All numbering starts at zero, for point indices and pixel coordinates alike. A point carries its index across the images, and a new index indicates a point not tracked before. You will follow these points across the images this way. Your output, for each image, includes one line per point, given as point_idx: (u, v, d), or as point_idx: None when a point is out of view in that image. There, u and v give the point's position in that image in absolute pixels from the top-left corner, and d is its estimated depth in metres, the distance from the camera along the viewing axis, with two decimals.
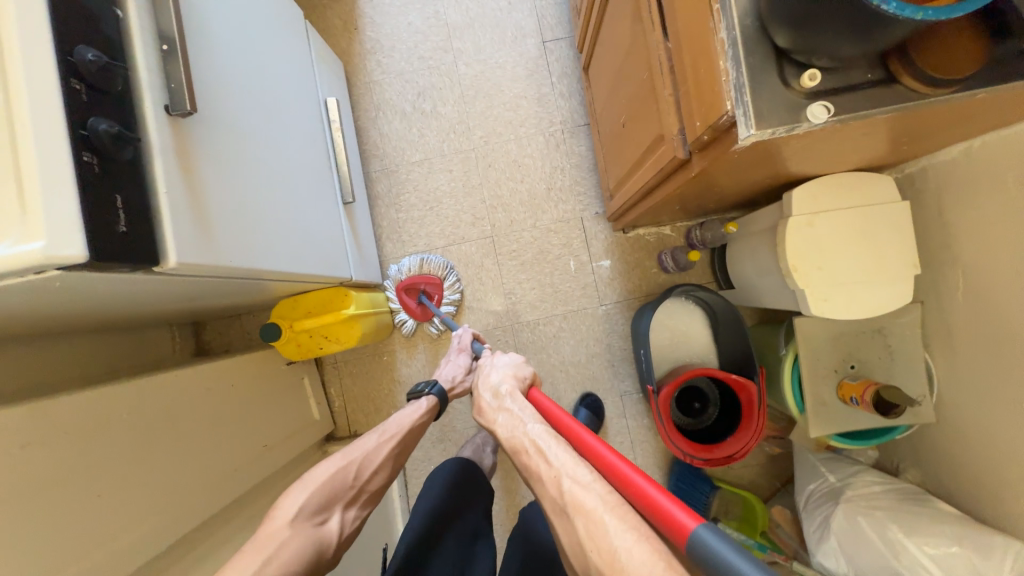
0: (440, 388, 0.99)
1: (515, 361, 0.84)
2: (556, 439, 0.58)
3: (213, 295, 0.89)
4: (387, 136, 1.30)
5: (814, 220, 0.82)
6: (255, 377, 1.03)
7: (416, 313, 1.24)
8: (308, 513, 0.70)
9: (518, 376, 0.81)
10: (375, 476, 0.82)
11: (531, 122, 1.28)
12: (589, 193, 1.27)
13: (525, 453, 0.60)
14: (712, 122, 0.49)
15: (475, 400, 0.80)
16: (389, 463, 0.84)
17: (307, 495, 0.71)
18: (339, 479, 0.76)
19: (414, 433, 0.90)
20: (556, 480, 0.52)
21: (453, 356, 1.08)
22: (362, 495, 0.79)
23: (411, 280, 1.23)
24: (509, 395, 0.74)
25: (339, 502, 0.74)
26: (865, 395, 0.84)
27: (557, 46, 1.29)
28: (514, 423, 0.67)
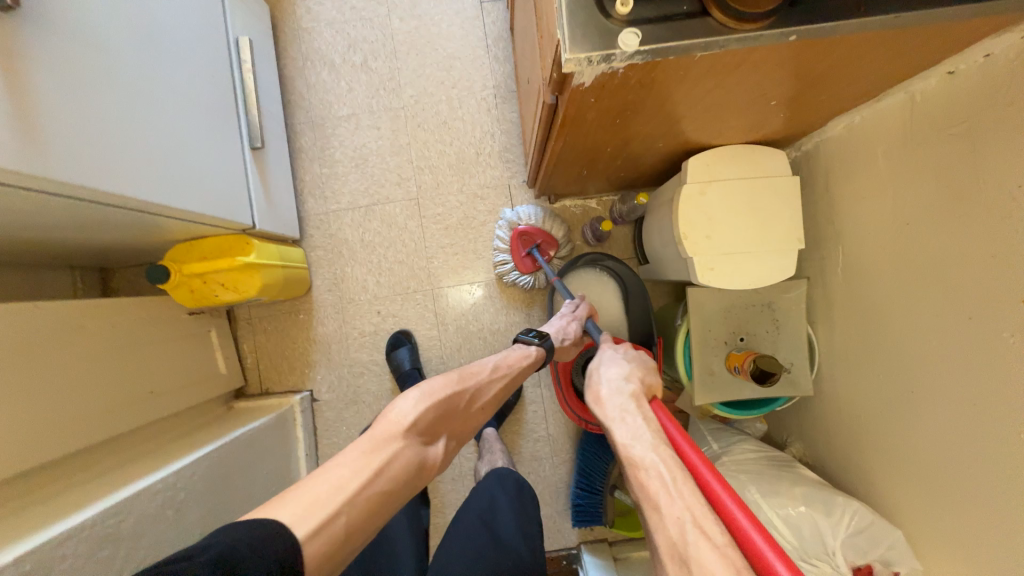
0: (551, 343, 0.90)
1: (644, 363, 0.73)
2: (683, 472, 0.49)
3: (91, 230, 0.84)
4: (314, 87, 1.26)
5: (706, 189, 0.84)
6: (146, 322, 0.99)
7: (523, 262, 1.16)
8: (422, 428, 0.66)
9: (640, 376, 0.69)
10: (482, 409, 0.77)
11: (464, 84, 1.25)
12: (518, 161, 1.26)
13: (641, 475, 0.51)
14: (553, 52, 0.48)
15: (592, 389, 0.69)
16: (494, 401, 0.80)
17: (426, 406, 0.67)
18: (453, 401, 0.72)
19: (520, 377, 0.85)
20: (682, 528, 0.44)
21: (568, 314, 0.97)
22: (463, 428, 0.74)
23: (532, 230, 1.14)
24: (634, 400, 0.63)
25: (447, 426, 0.71)
26: (745, 364, 0.86)
27: (494, 7, 1.26)
28: (638, 432, 0.57)
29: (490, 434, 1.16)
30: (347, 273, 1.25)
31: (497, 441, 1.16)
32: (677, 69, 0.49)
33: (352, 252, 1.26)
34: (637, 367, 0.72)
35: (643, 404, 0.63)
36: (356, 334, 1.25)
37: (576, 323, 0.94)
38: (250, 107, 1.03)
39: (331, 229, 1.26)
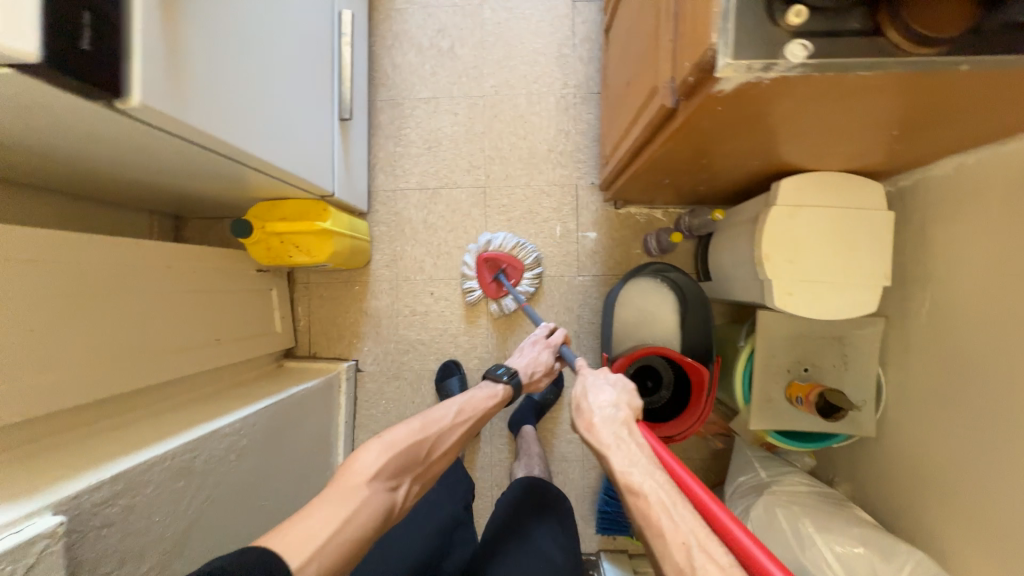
0: (518, 381, 0.95)
1: (627, 385, 0.74)
2: (679, 496, 0.55)
3: (189, 179, 0.88)
4: (399, 67, 1.28)
5: (796, 212, 0.83)
6: (221, 273, 1.03)
7: (489, 287, 1.22)
8: (385, 476, 0.70)
9: (625, 401, 0.71)
10: (442, 455, 0.81)
11: (545, 80, 1.27)
12: (589, 162, 1.26)
13: (643, 505, 0.57)
14: (697, 57, 0.49)
15: (580, 415, 0.72)
16: (454, 445, 0.84)
17: (385, 458, 0.70)
18: (414, 451, 0.75)
19: (481, 421, 0.89)
20: (688, 553, 0.50)
21: (538, 343, 1.02)
22: (426, 473, 0.78)
23: (496, 255, 1.21)
24: (625, 427, 0.67)
25: (409, 474, 0.74)
26: (810, 396, 0.84)
27: (587, 7, 1.27)
28: (634, 463, 0.61)
29: (528, 432, 1.18)
30: (406, 252, 1.28)
31: (533, 439, 1.16)
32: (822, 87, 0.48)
33: (414, 232, 1.28)
34: (618, 390, 0.73)
35: (633, 430, 0.66)
36: (407, 312, 1.27)
37: (549, 352, 1.01)
38: (343, 78, 1.06)
39: (397, 207, 1.28)
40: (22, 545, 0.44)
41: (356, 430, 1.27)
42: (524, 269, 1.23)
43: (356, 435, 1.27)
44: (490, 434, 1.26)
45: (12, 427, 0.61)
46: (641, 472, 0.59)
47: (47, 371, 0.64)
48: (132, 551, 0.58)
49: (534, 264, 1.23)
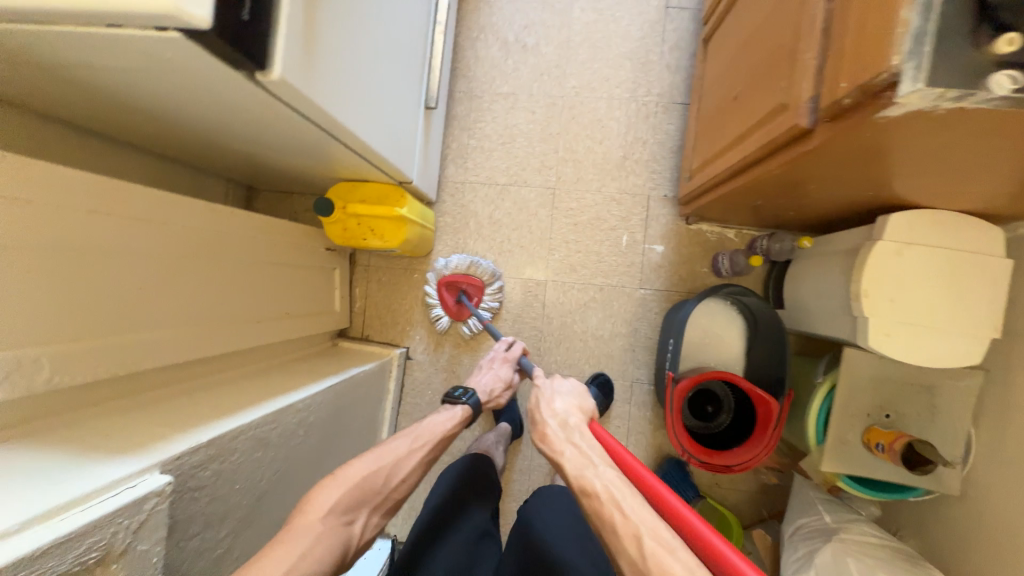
0: (476, 400, 0.93)
1: (577, 391, 0.82)
2: (628, 489, 0.62)
3: (284, 154, 0.89)
4: (482, 60, 1.28)
5: (903, 250, 0.78)
6: (298, 248, 1.05)
7: (452, 310, 1.23)
8: (338, 511, 0.65)
9: (578, 410, 0.78)
10: (403, 483, 0.75)
11: (629, 86, 1.25)
12: (664, 173, 1.23)
13: (596, 499, 0.62)
14: (863, 79, 0.47)
15: (537, 424, 0.77)
16: (416, 473, 0.77)
17: (334, 492, 0.66)
18: (370, 483, 0.70)
19: (443, 446, 0.84)
20: (638, 542, 0.55)
21: (495, 363, 1.01)
22: (387, 504, 0.73)
23: (454, 278, 1.21)
24: (578, 432, 0.73)
25: (366, 506, 0.69)
26: (895, 443, 0.80)
27: (679, 15, 1.24)
28: (586, 464, 0.67)
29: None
30: (468, 245, 1.27)
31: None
32: (1002, 123, 0.45)
33: (478, 226, 1.27)
34: (568, 399, 0.80)
35: (586, 435, 0.73)
36: None
37: (510, 367, 1.00)
38: (434, 67, 1.06)
39: (464, 199, 1.28)
40: (137, 501, 0.45)
41: (400, 417, 1.27)
42: (485, 287, 1.23)
43: (399, 422, 1.27)
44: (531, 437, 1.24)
45: (121, 379, 0.63)
46: (594, 470, 0.66)
47: (152, 328, 0.66)
48: (216, 516, 0.60)
49: (492, 279, 1.23)
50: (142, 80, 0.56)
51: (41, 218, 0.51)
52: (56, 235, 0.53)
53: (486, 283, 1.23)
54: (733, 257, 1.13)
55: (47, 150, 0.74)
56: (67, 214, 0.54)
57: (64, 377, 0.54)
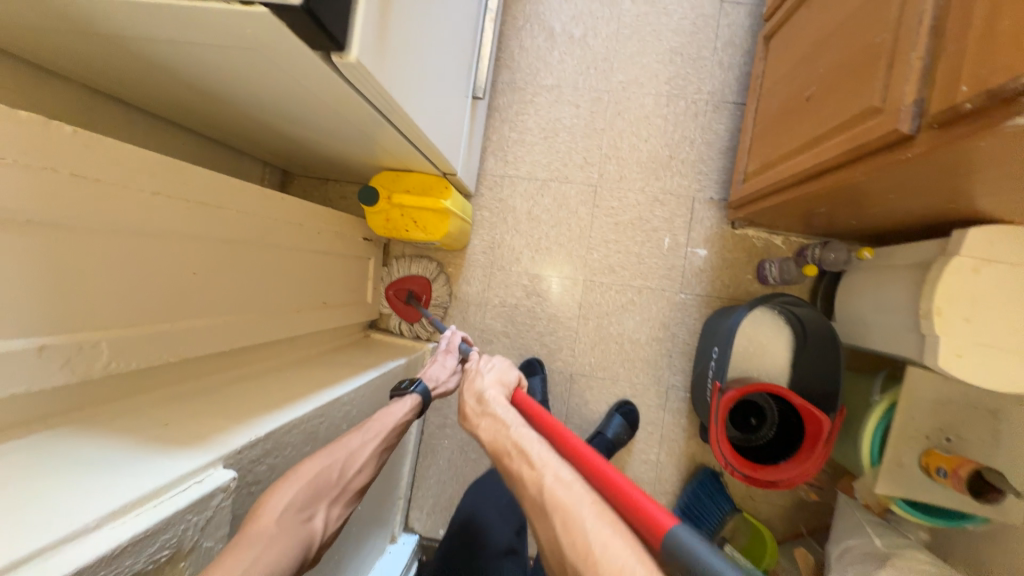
0: (426, 388, 0.79)
1: (501, 362, 0.78)
2: (534, 437, 0.59)
3: (334, 140, 0.87)
4: (526, 51, 1.25)
5: (982, 267, 0.74)
6: (340, 237, 1.03)
7: (405, 313, 1.23)
8: (297, 508, 0.54)
9: (500, 378, 0.74)
10: (359, 474, 0.64)
11: (679, 83, 1.20)
12: (710, 175, 1.19)
13: (508, 456, 0.59)
14: (993, 85, 0.45)
15: (459, 404, 0.72)
16: (374, 463, 0.66)
17: (281, 489, 0.54)
18: (323, 476, 0.58)
19: (396, 437, 0.72)
20: (538, 483, 0.53)
21: (438, 357, 0.89)
22: (346, 495, 0.61)
23: (400, 281, 1.23)
24: (495, 397, 0.68)
25: (325, 500, 0.58)
26: (961, 470, 0.77)
27: (735, 11, 1.19)
28: (498, 426, 0.63)
29: None
30: (505, 241, 1.25)
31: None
32: None
33: (516, 222, 1.24)
34: (491, 370, 0.75)
35: (502, 399, 0.68)
36: (496, 301, 1.25)
37: (455, 357, 0.89)
38: (482, 56, 1.03)
39: (503, 194, 1.25)
40: (204, 498, 0.43)
41: (428, 412, 1.26)
42: (430, 283, 1.22)
43: (427, 416, 1.26)
44: None
45: (177, 365, 0.61)
46: (506, 428, 0.62)
47: (206, 316, 0.64)
48: None
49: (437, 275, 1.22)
50: (213, 57, 0.54)
51: (109, 199, 0.49)
52: (122, 216, 0.51)
53: (430, 279, 1.22)
54: (782, 265, 1.08)
55: (102, 126, 0.73)
56: (133, 195, 0.52)
57: (124, 364, 0.52)
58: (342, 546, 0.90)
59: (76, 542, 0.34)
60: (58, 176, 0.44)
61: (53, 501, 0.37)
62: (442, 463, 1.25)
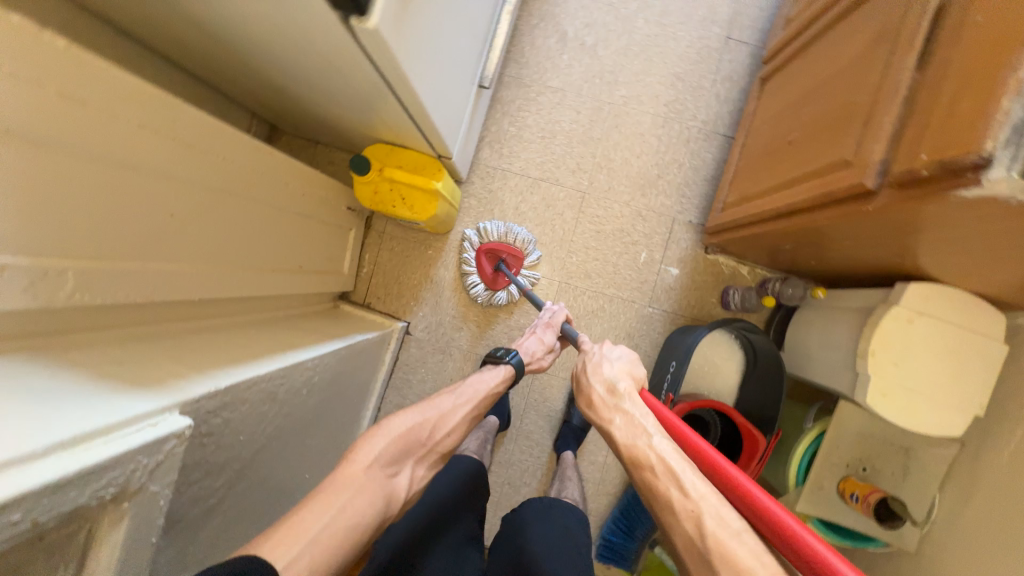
0: (520, 361, 0.90)
1: (630, 357, 0.79)
2: (686, 463, 0.57)
3: (333, 104, 0.85)
4: (537, 49, 1.26)
5: (915, 319, 0.82)
6: (324, 202, 1.01)
7: (489, 279, 1.21)
8: (383, 463, 0.65)
9: (631, 376, 0.75)
10: (447, 438, 0.76)
11: (677, 106, 1.26)
12: (692, 199, 1.25)
13: (650, 472, 0.58)
14: (948, 156, 0.51)
15: (585, 393, 0.74)
16: (461, 426, 0.78)
17: (381, 444, 0.66)
18: (414, 435, 0.70)
19: (486, 403, 0.84)
20: (697, 523, 0.51)
21: (539, 329, 0.97)
22: (429, 456, 0.73)
23: (493, 246, 1.20)
24: (632, 400, 0.69)
25: (410, 458, 0.69)
26: (870, 496, 0.85)
27: (738, 47, 1.25)
28: (637, 431, 0.64)
29: (569, 457, 1.12)
30: None
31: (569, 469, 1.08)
32: None
33: (503, 215, 1.26)
34: (621, 364, 0.77)
35: (640, 404, 0.68)
36: None
37: (554, 332, 0.97)
38: (494, 46, 1.04)
39: (493, 185, 1.26)
40: (158, 442, 0.42)
41: (387, 390, 1.26)
42: (523, 257, 1.22)
43: (387, 394, 1.26)
44: (517, 432, 1.24)
45: (142, 309, 0.59)
46: (648, 437, 0.62)
47: (176, 261, 0.62)
48: (219, 464, 0.58)
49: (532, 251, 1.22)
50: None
51: (89, 122, 0.47)
52: (102, 143, 0.49)
53: (524, 252, 1.22)
54: (746, 293, 1.16)
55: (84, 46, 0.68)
56: (116, 123, 0.50)
57: (84, 296, 0.50)
58: None
59: (9, 469, 0.33)
60: (42, 89, 0.42)
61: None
62: None
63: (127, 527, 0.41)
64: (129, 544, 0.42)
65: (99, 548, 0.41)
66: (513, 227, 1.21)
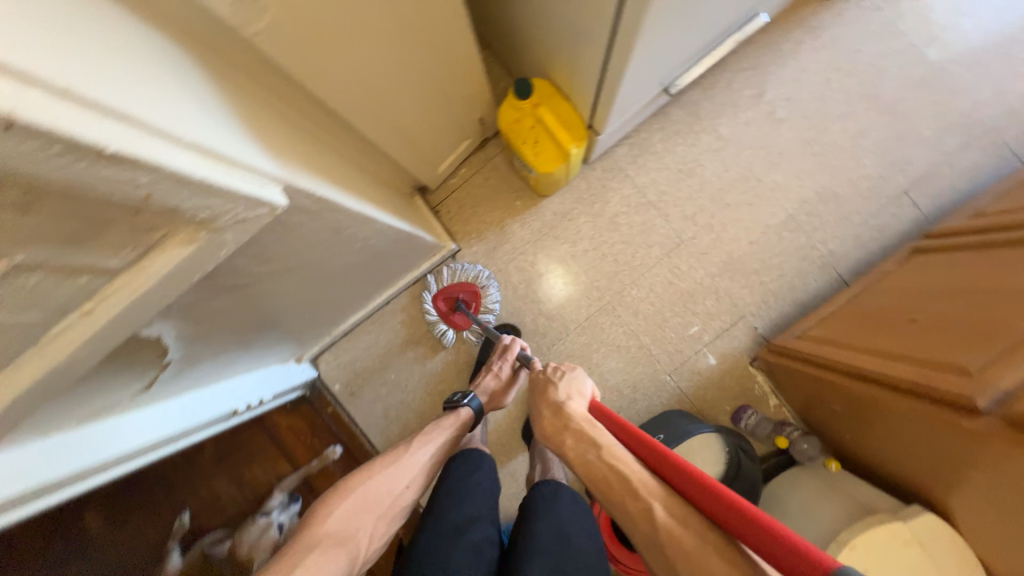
0: (479, 403, 0.94)
1: (570, 375, 0.82)
2: (635, 467, 0.60)
3: (539, 20, 0.84)
4: (729, 92, 1.23)
5: (908, 543, 0.78)
6: (468, 101, 1.01)
7: (453, 321, 1.22)
8: (343, 521, 0.69)
9: (575, 392, 0.78)
10: (406, 496, 0.78)
11: (816, 222, 1.20)
12: (772, 310, 1.21)
13: (603, 481, 0.61)
14: None
15: (537, 420, 0.77)
16: (419, 484, 0.81)
17: (341, 507, 0.71)
18: (370, 496, 0.74)
19: (446, 451, 0.87)
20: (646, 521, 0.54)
21: (494, 364, 0.99)
22: (394, 512, 0.76)
23: (447, 288, 1.21)
24: (578, 416, 0.72)
25: (372, 514, 0.73)
26: None
27: (909, 207, 1.19)
28: (588, 448, 0.66)
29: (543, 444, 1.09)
30: (578, 219, 1.25)
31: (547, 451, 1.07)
32: None
33: (599, 212, 1.24)
34: (567, 381, 0.80)
35: (584, 417, 0.71)
36: (528, 259, 1.25)
37: (510, 363, 0.98)
38: (701, 62, 1.01)
39: (609, 182, 1.24)
40: (258, 201, 0.44)
41: (405, 292, 1.28)
42: (480, 293, 1.21)
43: (402, 295, 1.28)
44: None
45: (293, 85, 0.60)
46: (597, 453, 0.64)
47: (345, 65, 0.63)
48: (273, 254, 0.59)
49: (487, 283, 1.21)
50: None
51: None
52: None
53: (480, 287, 1.21)
54: (761, 420, 1.16)
55: None
56: None
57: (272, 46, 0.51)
58: (269, 331, 0.91)
59: (159, 139, 0.34)
60: None
61: (160, 98, 0.36)
62: (383, 339, 1.28)
63: (193, 253, 0.42)
64: (184, 268, 0.43)
65: (160, 253, 0.41)
66: (465, 266, 1.22)
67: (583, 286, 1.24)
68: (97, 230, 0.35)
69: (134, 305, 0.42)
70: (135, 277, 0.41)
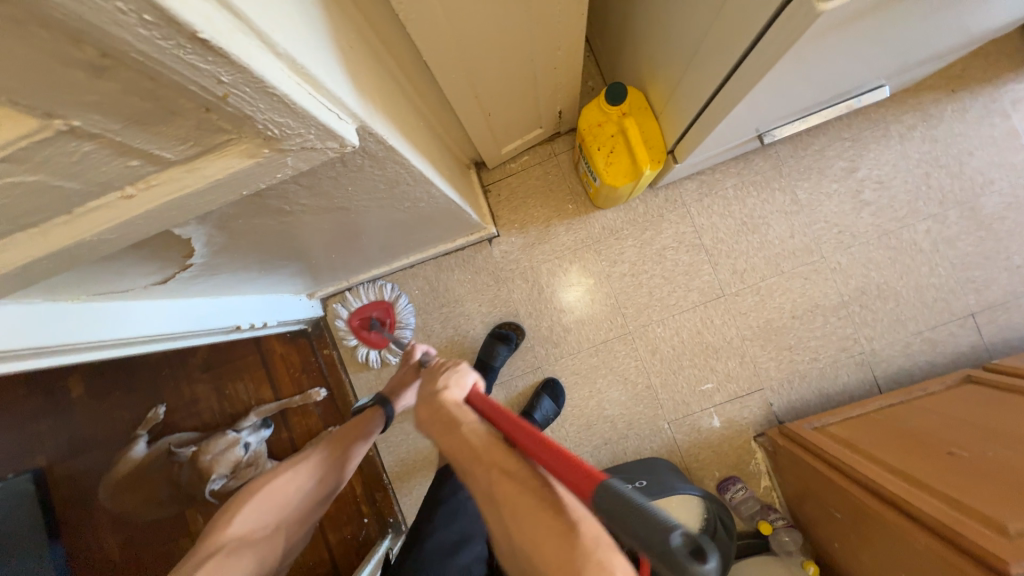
0: (382, 402, 0.90)
1: (454, 368, 0.68)
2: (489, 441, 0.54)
3: (655, 29, 0.79)
4: (820, 157, 1.16)
5: None
6: (556, 90, 0.97)
7: (370, 339, 1.21)
8: (252, 524, 0.73)
9: (454, 380, 0.65)
10: (316, 493, 0.80)
11: (869, 317, 1.14)
12: (793, 392, 1.15)
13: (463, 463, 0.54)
14: None
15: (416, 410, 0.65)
16: (330, 481, 0.82)
17: (245, 510, 0.74)
18: (279, 497, 0.77)
19: (360, 442, 0.85)
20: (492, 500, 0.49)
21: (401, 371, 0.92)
22: (303, 511, 0.78)
23: (362, 308, 1.21)
24: (450, 407, 0.60)
25: (280, 515, 0.76)
26: None
27: (972, 331, 1.11)
28: (451, 431, 0.57)
29: None
30: (625, 241, 1.20)
31: None
32: None
33: (648, 241, 1.19)
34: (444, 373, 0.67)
35: (455, 404, 0.61)
36: (563, 265, 1.21)
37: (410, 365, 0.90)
38: (804, 120, 0.94)
39: (668, 213, 1.19)
40: (332, 133, 0.41)
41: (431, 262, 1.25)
42: (394, 310, 1.21)
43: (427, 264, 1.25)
44: None
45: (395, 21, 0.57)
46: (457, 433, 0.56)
47: (452, 16, 0.59)
48: (327, 190, 0.57)
49: (400, 301, 1.21)
50: None
51: None
52: None
53: (395, 305, 1.21)
54: (747, 497, 1.12)
55: None
56: None
57: None
58: (293, 262, 0.89)
59: (255, 40, 0.31)
60: None
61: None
62: None
63: (248, 168, 0.39)
64: (235, 180, 0.40)
65: (216, 157, 0.38)
66: (365, 287, 1.22)
67: (609, 310, 1.20)
68: (160, 118, 0.33)
69: (178, 203, 0.40)
70: (187, 174, 0.38)
